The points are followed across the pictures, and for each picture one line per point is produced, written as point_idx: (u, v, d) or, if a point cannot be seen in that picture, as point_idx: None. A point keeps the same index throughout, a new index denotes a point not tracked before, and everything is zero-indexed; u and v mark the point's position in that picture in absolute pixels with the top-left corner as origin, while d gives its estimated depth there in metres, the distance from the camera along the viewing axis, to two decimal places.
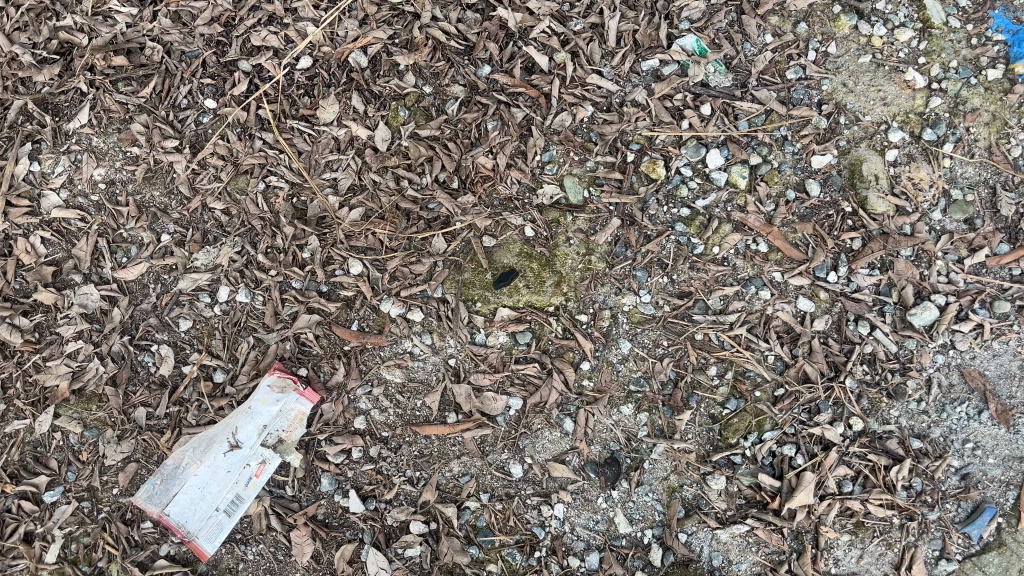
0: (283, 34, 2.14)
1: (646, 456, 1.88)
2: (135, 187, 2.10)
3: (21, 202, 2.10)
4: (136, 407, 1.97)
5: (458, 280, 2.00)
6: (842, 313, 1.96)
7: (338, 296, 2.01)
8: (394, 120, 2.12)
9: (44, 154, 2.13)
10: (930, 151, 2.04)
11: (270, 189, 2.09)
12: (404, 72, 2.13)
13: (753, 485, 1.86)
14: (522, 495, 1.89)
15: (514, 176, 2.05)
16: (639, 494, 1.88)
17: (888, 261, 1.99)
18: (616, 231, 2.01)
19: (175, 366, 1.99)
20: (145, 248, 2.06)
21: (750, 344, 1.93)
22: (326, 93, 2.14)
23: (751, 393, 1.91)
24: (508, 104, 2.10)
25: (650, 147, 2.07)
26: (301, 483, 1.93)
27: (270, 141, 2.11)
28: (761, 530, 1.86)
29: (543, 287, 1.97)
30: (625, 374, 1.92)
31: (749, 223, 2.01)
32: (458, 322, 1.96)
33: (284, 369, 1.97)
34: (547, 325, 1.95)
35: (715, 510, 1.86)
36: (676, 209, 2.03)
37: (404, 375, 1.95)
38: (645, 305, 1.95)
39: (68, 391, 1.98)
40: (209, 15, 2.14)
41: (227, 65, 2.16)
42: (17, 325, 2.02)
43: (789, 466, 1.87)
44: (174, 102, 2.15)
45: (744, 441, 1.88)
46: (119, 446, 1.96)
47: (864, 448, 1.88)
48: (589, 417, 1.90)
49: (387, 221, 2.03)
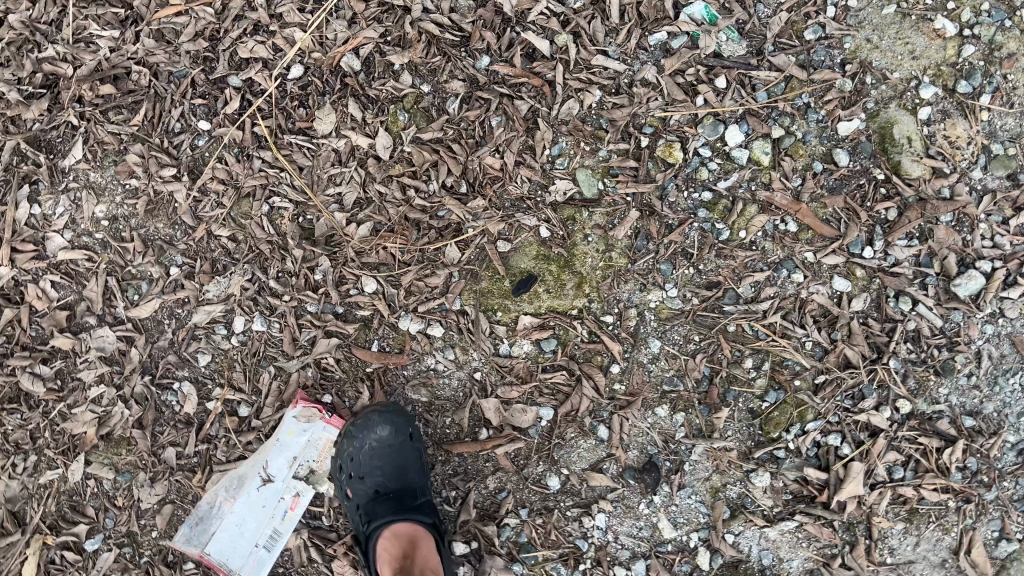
0: (270, 43, 2.05)
1: (686, 458, 1.82)
2: (138, 221, 2.04)
3: (26, 247, 2.05)
4: (165, 448, 1.95)
5: (477, 290, 1.92)
6: (882, 290, 1.86)
7: (355, 317, 1.95)
8: (394, 124, 2.03)
9: (44, 196, 2.07)
10: (966, 105, 1.90)
11: (275, 210, 2.02)
12: (399, 72, 2.04)
13: (799, 479, 1.80)
14: (561, 508, 1.84)
15: (524, 174, 1.96)
16: (682, 497, 1.82)
17: (927, 230, 1.88)
18: (635, 223, 1.92)
19: (199, 404, 1.95)
20: (155, 283, 2.01)
21: (786, 332, 1.85)
22: (321, 102, 2.05)
23: (790, 383, 1.83)
24: (511, 97, 2.00)
25: (664, 129, 1.96)
26: (338, 512, 1.93)
27: (270, 160, 2.04)
28: (811, 526, 1.80)
29: (564, 290, 1.90)
30: (658, 374, 1.85)
31: (774, 202, 1.91)
32: (480, 335, 1.90)
33: (309, 398, 1.94)
34: (572, 329, 1.88)
35: (761, 508, 1.81)
36: (697, 193, 1.92)
37: (430, 394, 1.91)
38: (672, 300, 1.88)
39: (96, 438, 1.96)
40: (192, 30, 2.07)
41: (218, 81, 2.08)
42: (38, 374, 1.99)
43: (835, 456, 1.80)
44: (167, 128, 2.08)
45: (787, 434, 1.81)
46: (152, 489, 1.95)
47: (914, 430, 1.80)
48: (623, 422, 1.84)
49: (397, 234, 1.97)
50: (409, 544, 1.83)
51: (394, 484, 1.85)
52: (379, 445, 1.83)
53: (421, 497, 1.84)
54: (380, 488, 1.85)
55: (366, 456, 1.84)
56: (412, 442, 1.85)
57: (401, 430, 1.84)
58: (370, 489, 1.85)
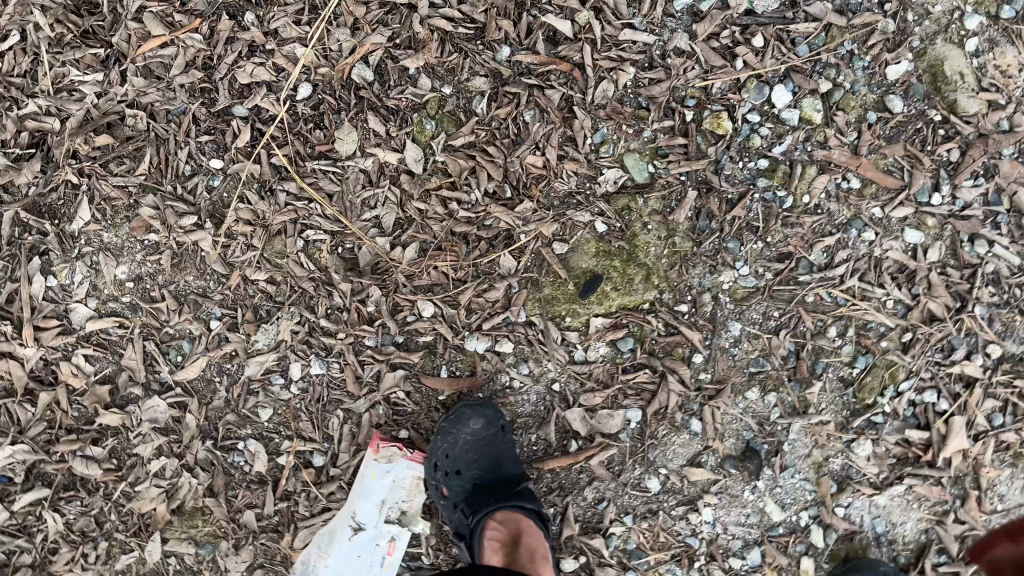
0: (270, 64, 1.90)
1: (784, 438, 1.79)
2: (166, 278, 1.91)
3: (49, 323, 1.91)
4: (243, 511, 1.86)
5: (541, 298, 1.83)
6: (955, 235, 1.81)
7: (417, 345, 1.86)
8: (421, 134, 1.90)
9: (57, 265, 1.92)
10: (1013, 30, 1.82)
11: (311, 244, 1.89)
12: (416, 77, 1.90)
13: (901, 442, 1.78)
14: (665, 508, 1.80)
15: (570, 168, 1.85)
16: (786, 478, 1.79)
17: (992, 166, 1.82)
18: (694, 204, 1.83)
19: (269, 460, 1.86)
20: (198, 341, 1.89)
21: (865, 294, 1.80)
22: (338, 121, 1.91)
23: (877, 346, 1.79)
24: (541, 87, 1.87)
25: (708, 99, 1.85)
26: (437, 549, 1.88)
27: (296, 191, 1.90)
28: (920, 487, 1.78)
29: (632, 286, 1.82)
30: (743, 357, 1.80)
31: (834, 160, 1.83)
32: (552, 344, 1.81)
33: (385, 437, 1.85)
34: (647, 325, 1.81)
35: (867, 477, 1.78)
36: (753, 162, 1.83)
37: (510, 413, 1.84)
38: (745, 278, 1.81)
39: (168, 513, 1.87)
40: (182, 61, 1.90)
41: (221, 114, 1.92)
42: (91, 456, 1.88)
43: (933, 413, 1.78)
44: (177, 172, 1.92)
45: (882, 398, 1.78)
46: (238, 557, 1.86)
47: (1008, 374, 1.78)
48: (715, 411, 1.79)
49: (446, 251, 1.86)
50: (513, 532, 1.71)
51: (492, 475, 1.79)
52: (474, 440, 1.77)
53: (522, 483, 1.76)
54: (478, 482, 1.78)
55: (462, 451, 1.78)
56: (504, 434, 1.79)
57: (493, 422, 1.78)
58: (468, 485, 1.79)
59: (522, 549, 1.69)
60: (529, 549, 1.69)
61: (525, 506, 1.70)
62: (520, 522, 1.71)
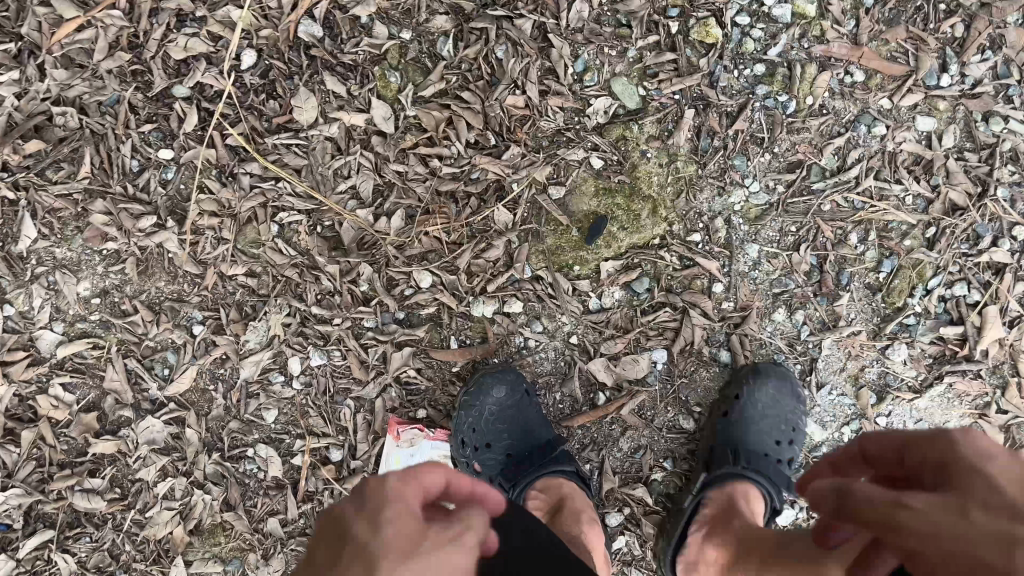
0: (205, 33, 1.72)
1: (817, 355, 1.72)
2: (135, 288, 1.75)
3: (16, 355, 1.74)
4: (267, 519, 1.75)
5: (544, 249, 1.71)
6: (968, 116, 1.70)
7: (420, 318, 1.73)
8: (387, 89, 1.73)
9: (11, 292, 1.74)
10: None
11: (286, 228, 1.74)
12: (370, 25, 1.72)
13: (936, 341, 1.71)
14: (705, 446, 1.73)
15: (554, 104, 1.70)
16: (823, 396, 1.73)
17: (999, 36, 1.69)
18: (693, 123, 1.70)
19: (284, 463, 1.75)
20: (183, 350, 1.75)
21: (883, 192, 1.70)
22: (292, 86, 1.74)
23: (902, 246, 1.70)
24: (509, 18, 1.69)
25: (692, 6, 1.69)
26: None
27: (260, 172, 1.74)
28: (960, 383, 1.72)
29: (640, 222, 1.70)
30: (765, 279, 1.70)
31: (834, 54, 1.69)
32: (563, 297, 1.70)
33: (403, 421, 1.75)
34: (660, 261, 1.70)
35: (906, 382, 1.72)
36: (749, 69, 1.69)
37: (530, 375, 1.73)
38: (757, 196, 1.70)
39: (187, 534, 1.75)
40: (106, 44, 1.71)
41: (161, 97, 1.73)
42: (91, 488, 1.75)
43: (966, 306, 1.71)
44: (124, 169, 1.74)
45: (912, 299, 1.70)
46: (270, 567, 1.76)
47: None
48: (743, 339, 1.71)
49: (435, 215, 1.72)
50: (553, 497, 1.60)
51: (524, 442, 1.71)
52: (500, 410, 1.68)
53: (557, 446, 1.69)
54: (511, 451, 1.70)
55: (489, 423, 1.69)
56: (530, 398, 1.69)
57: (517, 387, 1.68)
58: (501, 456, 1.71)
59: (565, 507, 1.55)
60: (571, 508, 1.55)
61: (567, 470, 1.63)
62: (562, 488, 1.60)
